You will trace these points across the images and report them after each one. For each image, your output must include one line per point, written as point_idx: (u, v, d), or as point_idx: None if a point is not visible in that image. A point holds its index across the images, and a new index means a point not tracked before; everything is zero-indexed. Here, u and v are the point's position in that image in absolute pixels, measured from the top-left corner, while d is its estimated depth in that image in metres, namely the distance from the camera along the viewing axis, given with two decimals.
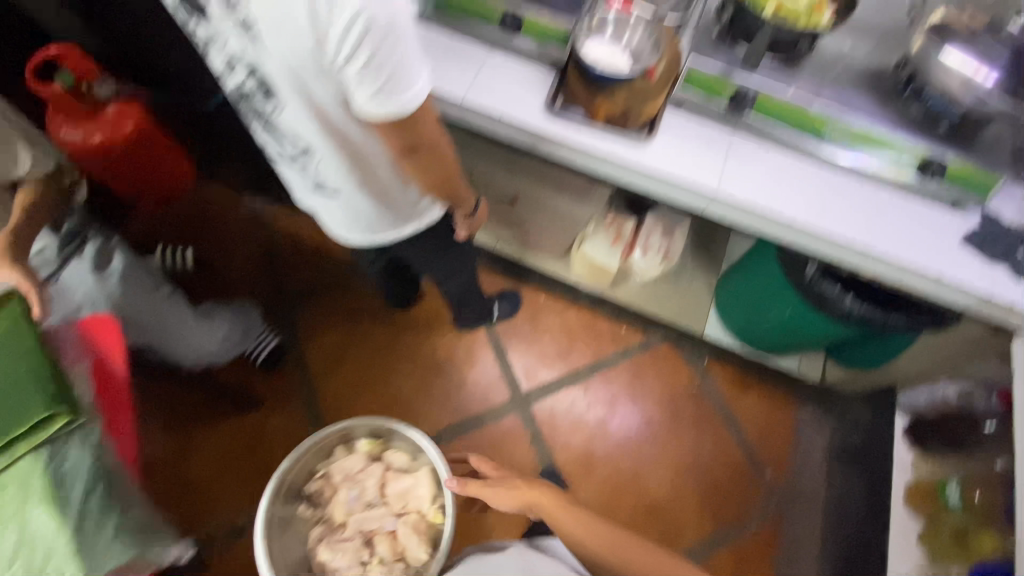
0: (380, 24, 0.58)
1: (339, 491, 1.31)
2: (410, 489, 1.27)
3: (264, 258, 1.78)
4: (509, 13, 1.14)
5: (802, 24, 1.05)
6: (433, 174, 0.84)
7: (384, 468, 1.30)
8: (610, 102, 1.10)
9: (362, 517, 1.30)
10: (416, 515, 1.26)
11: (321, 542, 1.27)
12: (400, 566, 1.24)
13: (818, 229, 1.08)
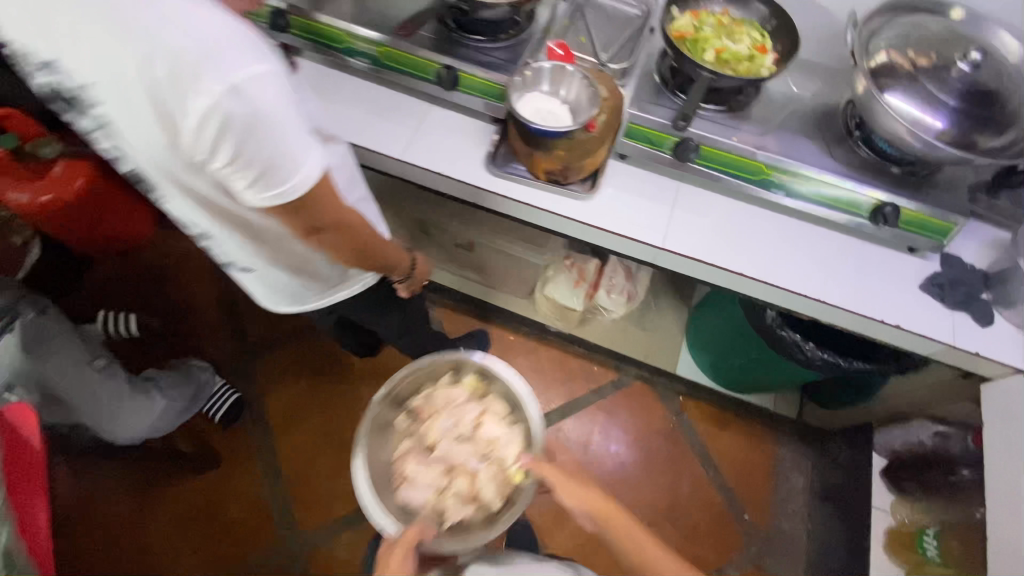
0: (236, 119, 0.55)
1: (437, 415, 1.06)
2: (502, 435, 1.05)
3: (225, 308, 1.73)
4: (445, 67, 1.09)
5: (741, 71, 1.04)
6: (348, 249, 0.79)
7: (483, 409, 1.06)
8: (548, 158, 1.05)
9: (449, 449, 1.05)
10: (496, 467, 1.02)
11: (406, 454, 1.05)
12: (471, 508, 1.00)
13: (768, 282, 1.04)
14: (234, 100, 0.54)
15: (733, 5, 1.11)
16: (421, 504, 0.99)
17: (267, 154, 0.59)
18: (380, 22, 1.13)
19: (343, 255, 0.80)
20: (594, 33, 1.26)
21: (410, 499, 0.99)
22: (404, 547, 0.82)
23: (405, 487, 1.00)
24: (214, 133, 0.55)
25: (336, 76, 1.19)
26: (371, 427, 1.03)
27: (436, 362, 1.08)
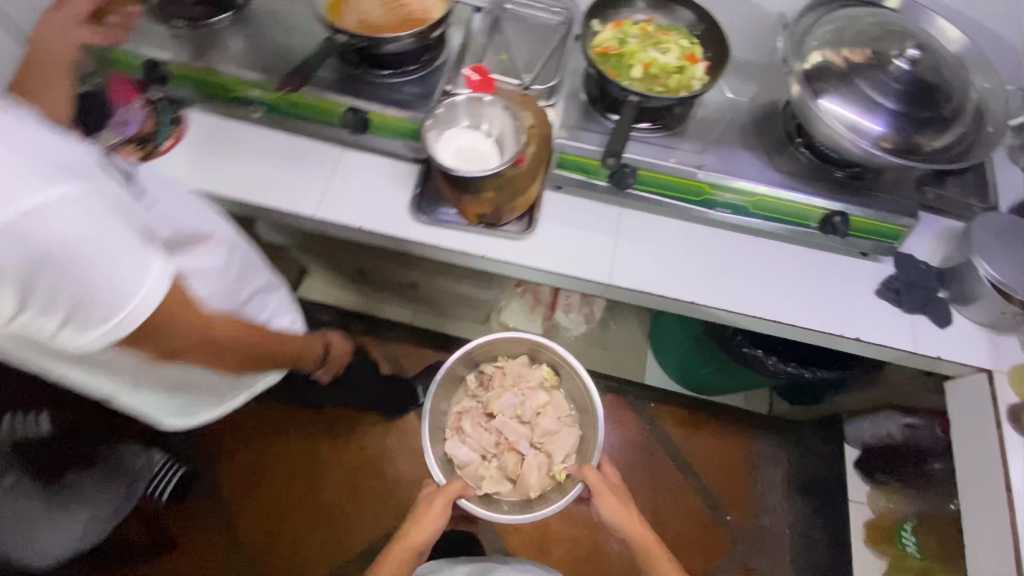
0: (19, 264, 0.51)
1: (505, 390, 1.20)
2: (559, 431, 1.17)
3: None
4: (350, 109, 0.98)
5: (671, 87, 0.97)
6: (232, 358, 0.75)
7: (549, 401, 1.20)
8: (477, 202, 0.96)
9: (504, 425, 1.18)
10: (544, 459, 1.14)
11: (468, 415, 1.20)
12: (507, 486, 1.13)
13: (723, 306, 0.99)
14: (11, 246, 0.50)
15: (658, 11, 1.03)
16: (466, 463, 1.15)
17: (73, 290, 0.54)
18: (277, 65, 1.02)
19: (236, 365, 0.77)
20: (516, 50, 1.17)
21: (460, 453, 1.15)
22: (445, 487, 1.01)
23: (459, 440, 1.17)
24: (14, 286, 0.52)
25: (235, 127, 1.07)
26: (448, 382, 1.18)
27: (520, 348, 1.20)
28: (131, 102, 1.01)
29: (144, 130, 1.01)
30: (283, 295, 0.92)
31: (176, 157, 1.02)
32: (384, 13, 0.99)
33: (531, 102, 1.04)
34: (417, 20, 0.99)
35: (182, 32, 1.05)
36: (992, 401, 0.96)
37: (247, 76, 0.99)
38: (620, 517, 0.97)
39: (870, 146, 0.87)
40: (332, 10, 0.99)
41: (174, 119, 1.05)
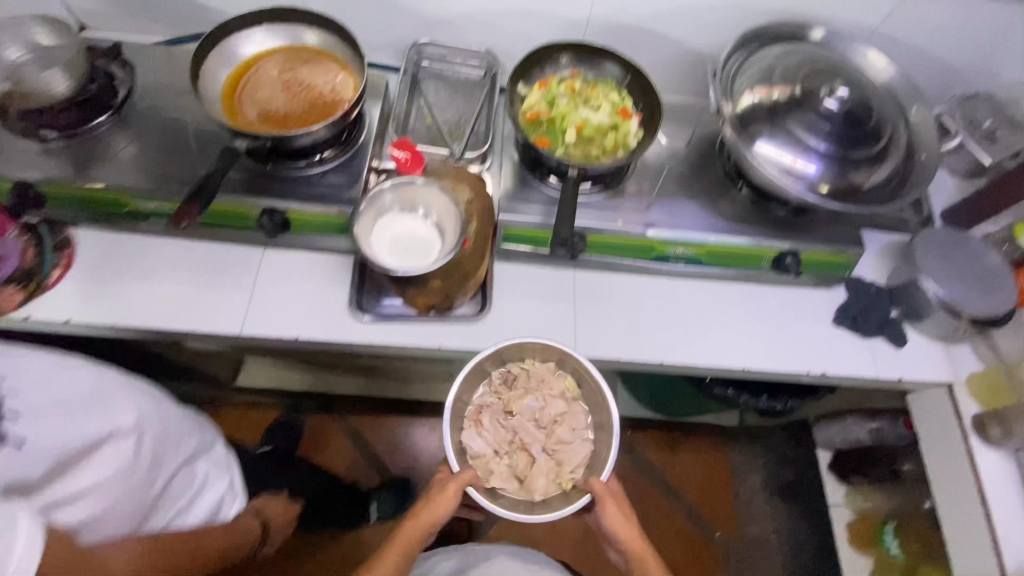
0: None
1: (528, 390, 0.90)
2: (577, 446, 0.88)
3: None
4: (266, 212, 0.88)
5: (608, 148, 0.94)
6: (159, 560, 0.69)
7: (571, 416, 0.90)
8: (424, 293, 0.90)
9: (521, 426, 0.88)
10: (553, 469, 0.86)
11: (485, 408, 0.89)
12: (512, 487, 0.85)
13: (693, 361, 0.96)
14: None
15: (583, 65, 0.99)
16: (475, 456, 0.87)
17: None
18: (173, 172, 0.89)
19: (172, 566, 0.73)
20: (441, 113, 1.10)
21: (473, 443, 0.86)
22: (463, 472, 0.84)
23: (470, 430, 0.88)
24: None
25: (135, 243, 0.94)
26: (468, 373, 0.88)
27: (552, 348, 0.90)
28: (5, 233, 0.87)
29: (24, 264, 0.87)
30: (211, 457, 0.88)
31: (70, 290, 0.89)
32: (289, 100, 0.89)
33: (465, 174, 0.98)
34: (328, 104, 0.90)
35: (52, 145, 0.90)
36: (956, 414, 0.99)
37: (139, 189, 0.87)
38: (621, 528, 0.86)
39: (807, 191, 0.86)
40: (227, 102, 0.88)
41: (58, 243, 0.91)
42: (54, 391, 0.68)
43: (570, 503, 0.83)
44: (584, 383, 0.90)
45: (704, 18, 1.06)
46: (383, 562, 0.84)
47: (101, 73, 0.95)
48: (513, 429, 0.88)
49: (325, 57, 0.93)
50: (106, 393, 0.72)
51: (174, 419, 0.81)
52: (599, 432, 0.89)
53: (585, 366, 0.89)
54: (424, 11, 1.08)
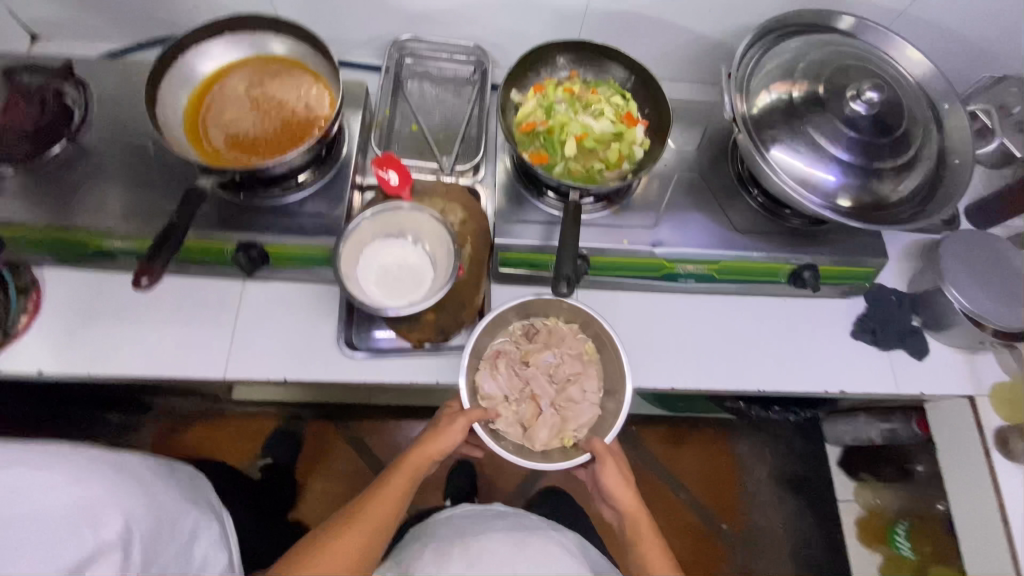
0: None
1: (545, 345, 0.87)
2: (584, 406, 0.84)
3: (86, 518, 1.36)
4: (242, 248, 0.80)
5: (612, 161, 0.85)
6: None
7: (584, 378, 0.86)
8: (417, 328, 0.86)
9: (534, 378, 0.85)
10: (556, 422, 0.83)
11: (502, 354, 0.86)
12: (517, 432, 0.82)
13: (705, 385, 0.91)
14: None
15: (583, 65, 0.91)
16: (488, 398, 0.83)
17: None
18: (139, 206, 0.81)
19: None
20: (428, 118, 1.01)
21: (487, 385, 0.83)
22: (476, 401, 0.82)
23: (484, 373, 0.84)
24: None
25: (108, 282, 0.88)
26: (490, 320, 0.85)
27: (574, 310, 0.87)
28: None
29: None
30: (212, 532, 0.83)
31: (40, 337, 0.83)
32: (257, 122, 0.80)
33: (455, 192, 0.94)
34: (300, 124, 0.81)
35: (6, 182, 0.81)
36: (978, 427, 0.95)
37: (103, 230, 0.80)
38: (620, 492, 0.82)
39: (822, 205, 0.79)
40: (190, 127, 0.79)
41: (23, 287, 0.85)
42: (31, 514, 0.64)
43: (569, 460, 0.80)
44: (603, 348, 0.86)
45: (715, 4, 0.95)
46: (387, 488, 0.81)
47: (54, 97, 0.86)
48: (527, 379, 0.85)
49: (296, 70, 0.84)
50: (88, 504, 0.66)
51: (166, 508, 0.75)
52: (609, 399, 0.85)
53: (606, 329, 0.84)
54: (405, 5, 0.97)
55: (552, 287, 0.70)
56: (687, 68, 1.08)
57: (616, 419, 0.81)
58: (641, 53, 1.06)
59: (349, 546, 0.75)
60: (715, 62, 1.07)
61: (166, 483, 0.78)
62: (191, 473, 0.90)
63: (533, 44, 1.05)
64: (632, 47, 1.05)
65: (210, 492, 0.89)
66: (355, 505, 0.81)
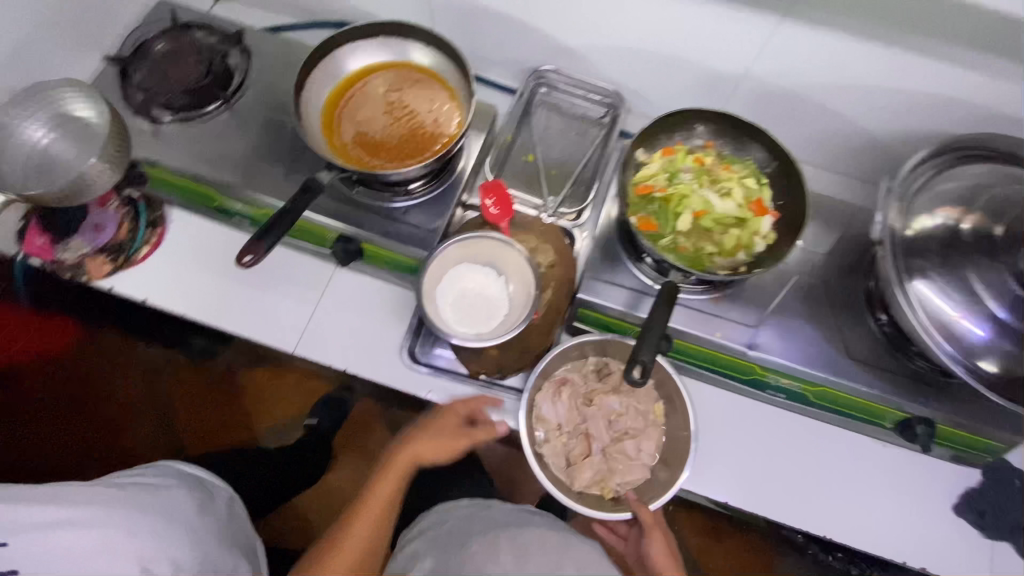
0: None
1: (614, 389, 0.81)
2: (637, 464, 0.78)
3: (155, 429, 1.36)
4: (343, 239, 0.85)
5: (726, 248, 0.78)
6: None
7: (645, 437, 0.79)
8: (480, 362, 0.85)
9: (594, 417, 0.79)
10: (603, 469, 0.77)
11: (566, 384, 0.81)
12: (562, 464, 0.78)
13: (762, 509, 0.82)
14: None
15: (723, 138, 0.84)
16: (543, 420, 0.80)
17: None
18: (264, 175, 0.87)
19: None
20: (547, 151, 1.00)
21: (544, 407, 0.79)
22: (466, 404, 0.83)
23: (546, 396, 0.80)
24: None
25: (218, 235, 0.94)
26: (566, 347, 0.81)
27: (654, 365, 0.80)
28: (107, 203, 0.92)
29: (117, 237, 0.91)
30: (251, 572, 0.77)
31: (152, 270, 0.92)
32: (387, 126, 0.83)
33: (551, 233, 0.92)
34: (425, 138, 0.82)
35: (161, 125, 0.89)
36: None
37: (232, 190, 0.87)
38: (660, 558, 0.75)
39: (956, 358, 0.68)
40: (327, 116, 0.83)
41: (153, 220, 0.94)
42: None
43: (605, 513, 0.75)
44: (675, 414, 0.79)
45: (890, 102, 0.85)
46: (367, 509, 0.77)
47: (220, 58, 0.93)
48: (585, 418, 0.80)
49: (436, 83, 0.85)
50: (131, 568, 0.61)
51: (212, 556, 0.70)
52: (661, 466, 0.79)
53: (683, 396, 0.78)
54: (557, 37, 0.96)
55: (624, 373, 0.64)
56: (835, 157, 0.98)
57: (667, 487, 0.75)
58: (788, 132, 0.98)
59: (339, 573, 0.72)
60: (869, 160, 0.96)
61: (206, 517, 0.75)
62: (229, 496, 0.87)
63: (673, 100, 1.00)
64: (780, 124, 0.97)
65: (248, 520, 0.85)
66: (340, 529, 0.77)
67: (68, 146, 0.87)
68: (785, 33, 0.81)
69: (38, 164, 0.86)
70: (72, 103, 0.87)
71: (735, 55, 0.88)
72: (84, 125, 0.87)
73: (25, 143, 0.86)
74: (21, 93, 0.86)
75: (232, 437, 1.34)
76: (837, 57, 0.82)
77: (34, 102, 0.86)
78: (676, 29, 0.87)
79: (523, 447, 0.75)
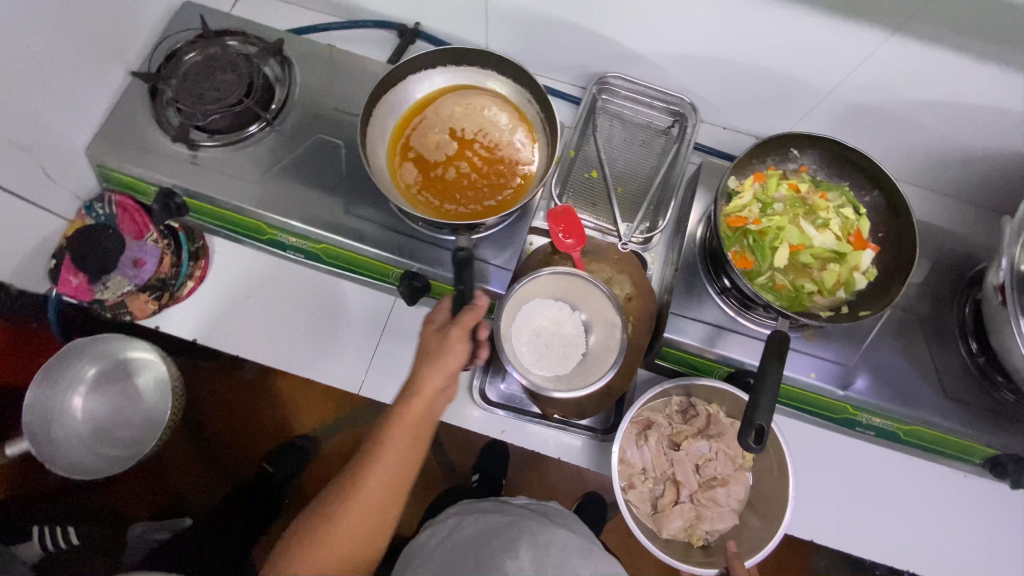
0: None
1: (704, 435, 0.77)
2: (728, 512, 0.75)
3: (190, 442, 1.22)
4: (410, 276, 0.78)
5: (828, 285, 0.74)
6: None
7: (734, 484, 0.76)
8: (558, 404, 0.81)
9: (680, 462, 0.77)
10: (693, 518, 0.75)
11: (652, 427, 0.78)
12: (650, 510, 0.76)
13: (847, 546, 0.81)
14: None
15: (817, 163, 0.79)
16: (631, 463, 0.77)
17: None
18: (316, 205, 0.79)
19: None
20: (613, 168, 0.93)
21: (630, 451, 0.77)
22: (454, 328, 0.66)
23: (630, 441, 0.78)
24: None
25: (265, 268, 0.89)
26: (654, 391, 0.76)
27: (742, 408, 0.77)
28: (144, 236, 0.85)
29: (160, 273, 0.85)
30: None
31: (196, 307, 0.86)
32: (459, 163, 0.75)
33: (627, 262, 0.86)
34: (503, 176, 0.75)
35: (200, 152, 0.81)
36: None
37: (283, 224, 0.80)
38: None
39: None
40: (394, 149, 0.77)
41: (194, 251, 0.87)
42: None
43: (696, 562, 0.72)
44: (765, 457, 0.77)
45: (993, 121, 0.79)
46: (380, 472, 0.63)
47: (259, 72, 0.84)
48: (672, 462, 0.78)
49: (514, 114, 0.78)
50: None
51: None
52: (752, 512, 0.76)
53: (778, 440, 0.74)
54: (627, 42, 0.88)
55: (740, 437, 0.61)
56: (920, 171, 0.93)
57: (764, 540, 0.72)
58: (874, 145, 0.91)
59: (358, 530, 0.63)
60: (958, 174, 0.90)
61: None
62: None
63: (747, 111, 0.94)
64: (866, 138, 0.90)
65: None
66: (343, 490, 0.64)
67: (143, 388, 0.97)
68: (891, 49, 0.73)
69: (112, 425, 0.95)
70: (88, 367, 0.95)
71: (829, 68, 0.80)
72: (126, 371, 0.97)
73: (61, 423, 0.92)
74: (63, 357, 0.91)
75: (267, 444, 1.24)
76: (944, 76, 0.75)
77: (66, 386, 0.93)
78: (766, 39, 0.79)
79: (615, 494, 0.72)
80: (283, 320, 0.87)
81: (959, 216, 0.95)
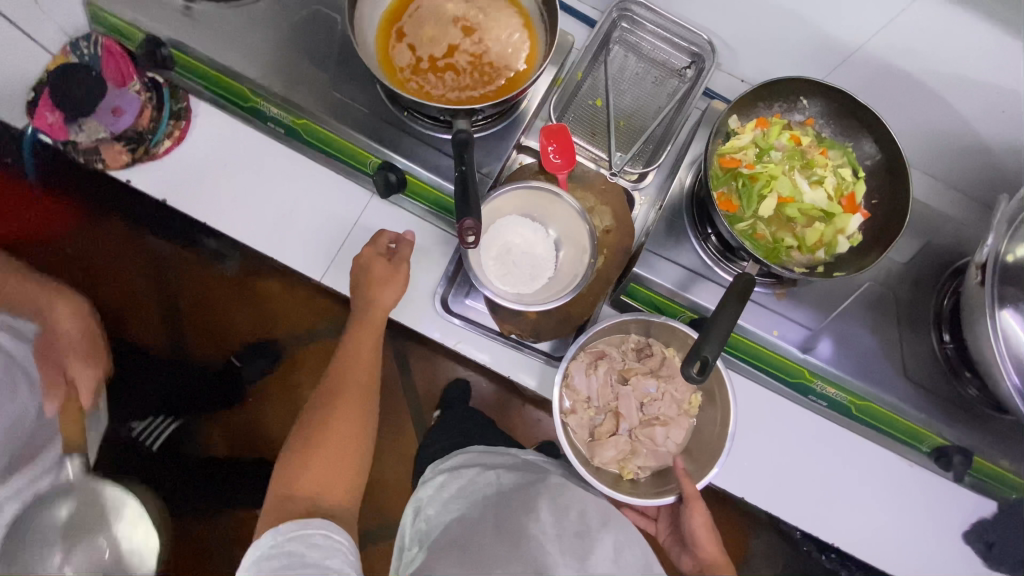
0: None
1: (655, 372, 0.77)
2: (666, 451, 0.75)
3: (166, 319, 1.23)
4: (385, 167, 0.75)
5: (808, 242, 0.71)
6: None
7: (676, 423, 0.76)
8: (515, 323, 0.80)
9: (626, 396, 0.76)
10: (630, 451, 0.75)
11: (603, 358, 0.77)
12: (589, 438, 0.75)
13: (773, 506, 0.82)
14: None
15: (824, 117, 0.76)
16: (578, 390, 0.76)
17: None
18: (303, 79, 0.77)
19: None
20: (617, 99, 0.89)
21: (578, 379, 0.76)
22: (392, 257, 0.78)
23: (578, 368, 0.76)
24: None
25: (247, 141, 0.87)
26: (611, 323, 0.75)
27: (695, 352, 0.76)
28: (126, 85, 0.80)
29: (137, 125, 0.81)
30: None
31: (174, 168, 0.85)
32: (447, 54, 0.72)
33: (612, 194, 0.84)
34: (492, 76, 0.72)
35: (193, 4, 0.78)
36: None
37: (266, 93, 0.78)
38: (700, 532, 0.74)
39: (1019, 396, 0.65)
40: (382, 27, 0.74)
41: (176, 111, 0.84)
42: None
43: (628, 491, 0.72)
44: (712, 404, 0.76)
45: (1015, 109, 0.75)
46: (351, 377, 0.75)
47: None
48: (618, 395, 0.77)
49: (514, 17, 0.74)
50: None
51: None
52: (686, 456, 0.77)
53: (724, 390, 0.73)
54: None
55: (683, 366, 0.60)
56: (933, 157, 0.89)
57: (699, 476, 0.73)
58: (896, 118, 0.87)
59: (346, 425, 0.70)
60: (972, 166, 0.86)
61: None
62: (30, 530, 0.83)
63: (769, 62, 0.89)
64: (886, 109, 0.86)
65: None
66: (320, 408, 0.71)
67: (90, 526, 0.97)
68: (923, 10, 0.69)
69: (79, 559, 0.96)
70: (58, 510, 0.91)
71: (858, 23, 0.75)
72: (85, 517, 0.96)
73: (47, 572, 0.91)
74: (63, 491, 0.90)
75: (235, 335, 1.24)
76: (973, 50, 0.70)
77: (43, 536, 0.89)
78: None
79: (553, 415, 0.72)
80: (260, 197, 0.85)
81: (967, 212, 0.91)
